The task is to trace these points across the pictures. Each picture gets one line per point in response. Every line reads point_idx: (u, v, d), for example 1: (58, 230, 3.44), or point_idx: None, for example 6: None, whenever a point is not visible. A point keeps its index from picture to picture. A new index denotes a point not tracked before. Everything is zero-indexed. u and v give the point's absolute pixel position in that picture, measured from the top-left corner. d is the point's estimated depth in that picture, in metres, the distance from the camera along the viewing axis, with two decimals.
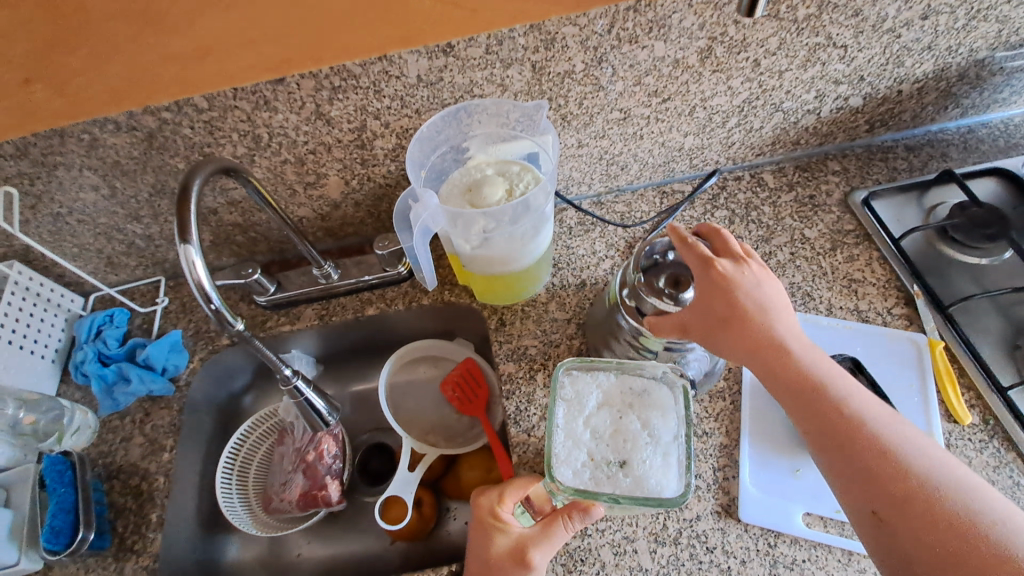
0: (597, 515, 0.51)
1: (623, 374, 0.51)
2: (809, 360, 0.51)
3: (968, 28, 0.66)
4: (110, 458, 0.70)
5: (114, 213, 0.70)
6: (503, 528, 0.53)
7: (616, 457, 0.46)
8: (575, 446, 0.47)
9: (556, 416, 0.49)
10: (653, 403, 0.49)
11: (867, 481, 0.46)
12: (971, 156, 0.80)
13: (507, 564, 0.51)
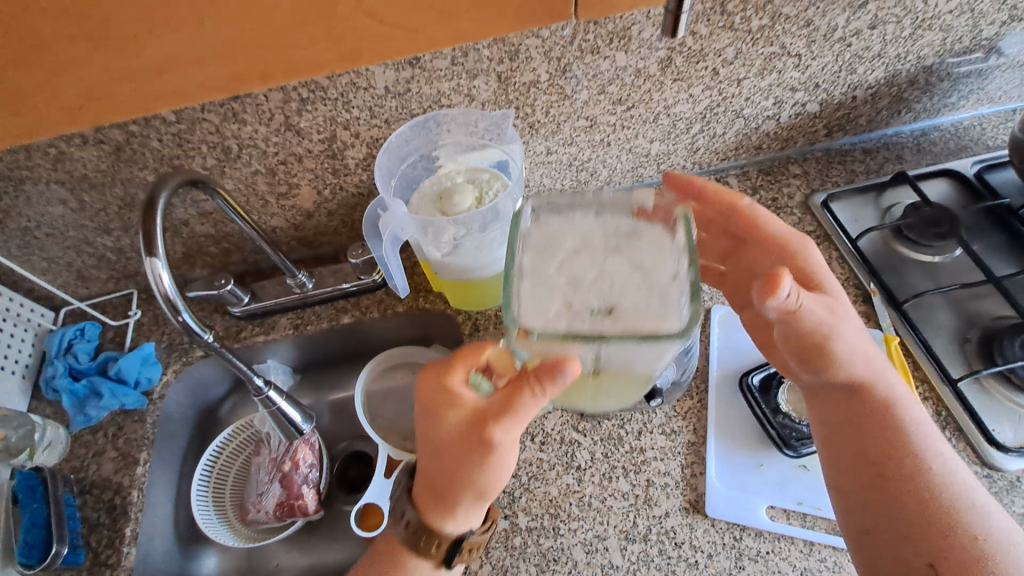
0: (571, 375, 0.40)
1: (603, 215, 0.44)
2: (885, 398, 0.52)
3: (914, 36, 0.69)
4: (82, 474, 0.69)
5: (84, 226, 0.70)
6: (455, 403, 0.48)
7: (600, 303, 0.39)
8: (546, 292, 0.41)
9: (524, 267, 0.42)
10: (641, 245, 0.42)
11: (899, 520, 0.49)
12: (924, 158, 0.84)
13: (460, 433, 0.47)
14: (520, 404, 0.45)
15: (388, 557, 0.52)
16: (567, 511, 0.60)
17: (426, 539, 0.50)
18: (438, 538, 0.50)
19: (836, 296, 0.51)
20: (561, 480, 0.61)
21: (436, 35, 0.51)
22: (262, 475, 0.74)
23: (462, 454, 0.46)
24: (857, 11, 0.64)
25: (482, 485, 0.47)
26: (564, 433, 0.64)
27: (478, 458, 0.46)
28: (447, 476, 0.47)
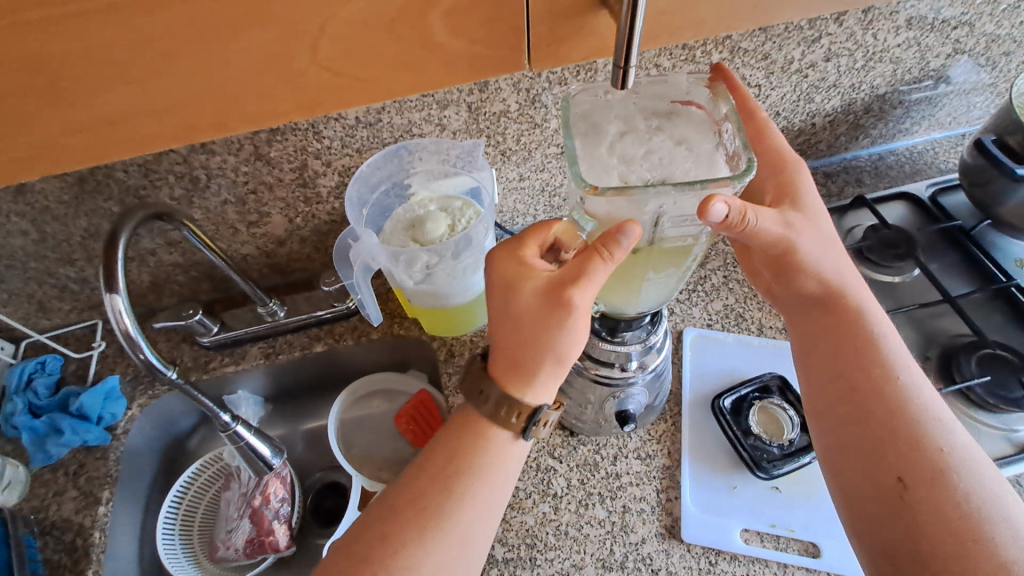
0: (635, 236, 0.41)
1: (640, 102, 0.46)
2: (857, 307, 0.53)
3: (867, 67, 0.73)
4: (40, 515, 0.66)
5: (45, 257, 0.68)
6: (529, 270, 0.47)
7: (656, 171, 0.42)
8: (603, 168, 0.42)
9: (577, 148, 0.43)
10: (681, 123, 0.45)
11: (862, 421, 0.50)
12: (882, 181, 0.87)
13: (538, 305, 0.45)
14: (595, 268, 0.42)
15: (464, 430, 0.49)
16: (544, 541, 0.59)
17: (501, 408, 0.47)
18: (517, 404, 0.47)
19: (810, 209, 0.53)
20: (538, 508, 0.61)
21: (396, 85, 0.32)
22: (233, 511, 0.72)
23: (541, 324, 0.45)
24: (812, 45, 0.67)
25: (561, 344, 0.45)
26: (540, 460, 0.64)
27: (558, 310, 0.44)
28: (525, 351, 0.46)
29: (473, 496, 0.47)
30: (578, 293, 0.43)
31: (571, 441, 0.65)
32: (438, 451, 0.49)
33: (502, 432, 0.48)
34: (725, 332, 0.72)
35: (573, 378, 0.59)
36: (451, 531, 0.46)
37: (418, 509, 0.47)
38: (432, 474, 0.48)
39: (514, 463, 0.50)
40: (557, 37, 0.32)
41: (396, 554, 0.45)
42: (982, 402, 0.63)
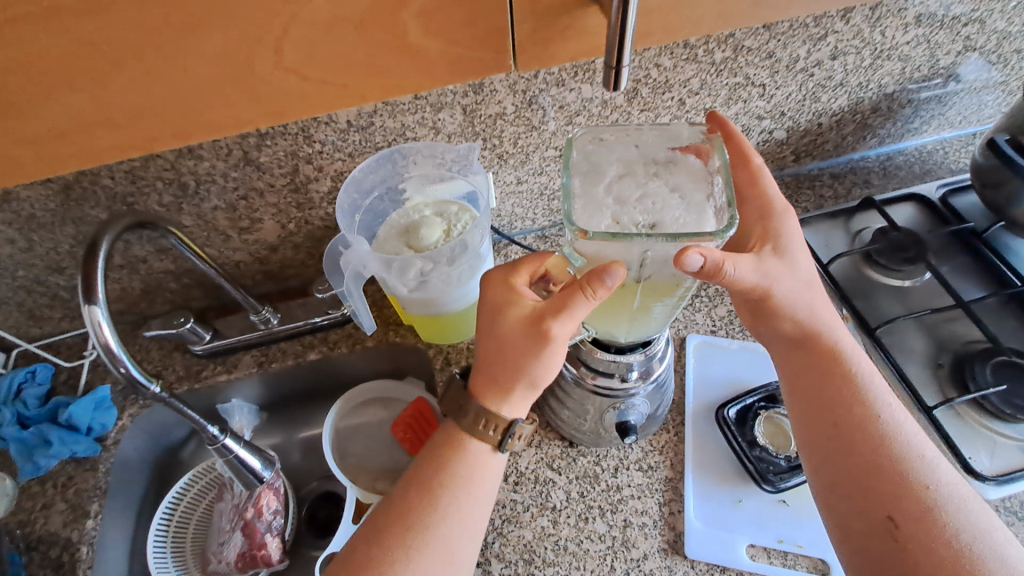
0: (619, 279, 0.39)
1: (642, 147, 0.45)
2: (835, 342, 0.52)
3: (874, 66, 0.71)
4: (29, 528, 0.64)
5: (34, 265, 0.67)
6: (515, 298, 0.46)
7: (647, 218, 0.40)
8: (596, 208, 0.40)
9: (573, 187, 0.42)
10: (680, 170, 0.43)
11: (849, 461, 0.48)
12: (890, 182, 0.85)
13: (519, 334, 0.44)
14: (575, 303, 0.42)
15: (444, 446, 0.48)
16: (542, 556, 0.57)
17: (479, 421, 0.47)
18: (491, 418, 0.46)
19: (790, 251, 0.51)
20: (536, 522, 0.59)
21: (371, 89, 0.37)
22: (225, 522, 0.70)
23: (519, 351, 0.44)
24: (817, 43, 0.65)
25: (536, 371, 0.45)
26: (538, 472, 0.62)
27: (535, 341, 0.43)
28: (503, 375, 0.45)
29: (457, 510, 0.46)
30: (556, 324, 0.43)
31: (570, 452, 0.63)
32: (419, 468, 0.48)
33: (481, 445, 0.47)
34: (729, 339, 0.70)
35: (572, 388, 0.57)
36: (436, 550, 0.45)
37: (401, 527, 0.45)
38: (414, 490, 0.47)
39: (495, 474, 0.49)
40: (541, 39, 0.39)
41: (382, 574, 0.43)
42: (998, 412, 0.61)
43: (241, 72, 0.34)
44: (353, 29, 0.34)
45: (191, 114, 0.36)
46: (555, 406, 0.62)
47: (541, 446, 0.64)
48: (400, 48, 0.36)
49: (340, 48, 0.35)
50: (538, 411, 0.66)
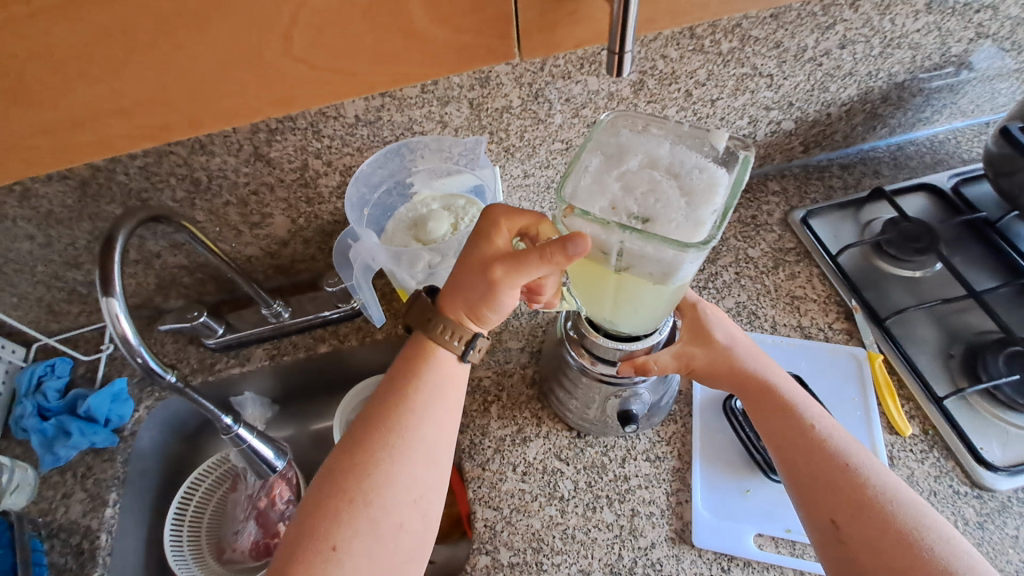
0: (581, 252, 0.37)
1: (678, 145, 0.39)
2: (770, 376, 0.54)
3: (884, 55, 0.70)
4: (50, 517, 0.66)
5: (52, 260, 0.68)
6: (488, 237, 0.47)
7: (642, 211, 0.35)
8: (598, 190, 0.37)
9: (586, 163, 0.39)
10: (705, 169, 0.37)
11: (803, 484, 0.49)
12: (901, 172, 0.84)
13: (476, 277, 0.46)
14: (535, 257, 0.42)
15: (415, 354, 0.50)
16: (551, 545, 0.58)
17: (445, 331, 0.49)
18: (451, 330, 0.49)
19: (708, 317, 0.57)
20: (544, 512, 0.60)
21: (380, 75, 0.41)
22: (239, 513, 0.72)
23: (478, 291, 0.46)
24: (826, 32, 0.65)
25: (495, 307, 0.47)
26: (546, 463, 0.63)
27: (494, 285, 0.45)
28: (463, 303, 0.48)
29: (433, 412, 0.48)
30: (515, 270, 0.44)
31: (578, 443, 0.64)
32: (392, 377, 0.49)
33: (449, 352, 0.49)
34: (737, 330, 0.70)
35: (579, 378, 0.58)
36: (416, 453, 0.47)
37: (382, 432, 0.46)
38: (389, 398, 0.48)
39: (462, 377, 0.51)
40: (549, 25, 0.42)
41: (369, 475, 0.45)
42: (1011, 403, 0.60)
43: (251, 58, 0.37)
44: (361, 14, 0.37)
45: (211, 80, 0.38)
46: (562, 397, 0.62)
47: (549, 436, 0.64)
48: (405, 32, 0.39)
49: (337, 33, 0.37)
50: (545, 402, 0.67)
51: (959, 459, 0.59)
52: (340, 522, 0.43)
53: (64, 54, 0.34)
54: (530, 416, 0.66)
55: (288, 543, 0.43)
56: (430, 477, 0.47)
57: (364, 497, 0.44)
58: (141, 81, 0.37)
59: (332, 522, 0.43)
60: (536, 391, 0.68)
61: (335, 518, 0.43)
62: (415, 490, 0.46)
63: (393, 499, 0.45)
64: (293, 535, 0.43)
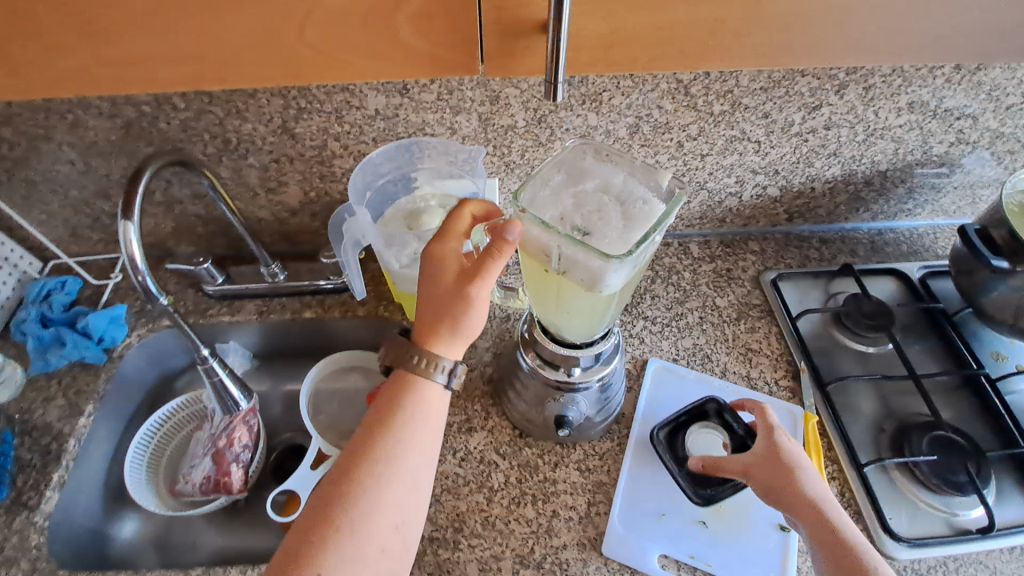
0: (516, 234, 0.44)
1: (632, 177, 0.46)
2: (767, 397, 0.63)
3: (867, 142, 0.75)
4: (27, 415, 0.72)
5: (84, 187, 0.75)
6: (444, 265, 0.50)
7: (582, 226, 0.43)
8: (552, 203, 0.45)
9: (550, 180, 0.47)
10: (645, 201, 0.44)
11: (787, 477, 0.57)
12: (877, 255, 0.88)
13: (454, 297, 0.49)
14: (491, 259, 0.48)
15: (402, 383, 0.51)
16: (471, 528, 0.62)
17: (423, 360, 0.50)
18: (429, 359, 0.50)
19: None
20: (472, 497, 0.64)
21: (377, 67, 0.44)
22: (198, 448, 0.76)
23: (449, 309, 0.49)
24: (813, 112, 0.71)
25: (472, 322, 0.50)
26: (484, 454, 0.67)
27: (465, 300, 0.49)
28: (444, 333, 0.50)
29: (418, 439, 0.50)
30: (478, 279, 0.49)
31: (518, 441, 0.68)
32: (378, 405, 0.51)
33: (436, 381, 0.51)
34: (689, 369, 0.75)
35: (528, 379, 0.63)
36: (400, 481, 0.48)
37: (367, 462, 0.48)
38: (374, 428, 0.49)
39: (446, 399, 0.53)
40: (505, 52, 0.45)
41: (356, 505, 0.46)
42: (926, 481, 0.64)
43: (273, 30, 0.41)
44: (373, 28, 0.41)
45: (232, 27, 0.41)
46: (512, 397, 0.67)
47: (492, 431, 0.69)
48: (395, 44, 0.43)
49: (345, 34, 0.42)
50: (497, 400, 0.71)
51: (867, 524, 0.62)
52: (326, 550, 0.44)
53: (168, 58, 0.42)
54: (480, 410, 0.71)
55: (275, 564, 0.45)
56: (413, 503, 0.49)
57: (350, 528, 0.45)
58: (195, 45, 0.41)
59: (319, 549, 0.44)
60: (491, 388, 0.73)
61: (322, 549, 0.44)
62: (400, 516, 0.48)
63: (379, 528, 0.46)
64: (280, 559, 0.45)
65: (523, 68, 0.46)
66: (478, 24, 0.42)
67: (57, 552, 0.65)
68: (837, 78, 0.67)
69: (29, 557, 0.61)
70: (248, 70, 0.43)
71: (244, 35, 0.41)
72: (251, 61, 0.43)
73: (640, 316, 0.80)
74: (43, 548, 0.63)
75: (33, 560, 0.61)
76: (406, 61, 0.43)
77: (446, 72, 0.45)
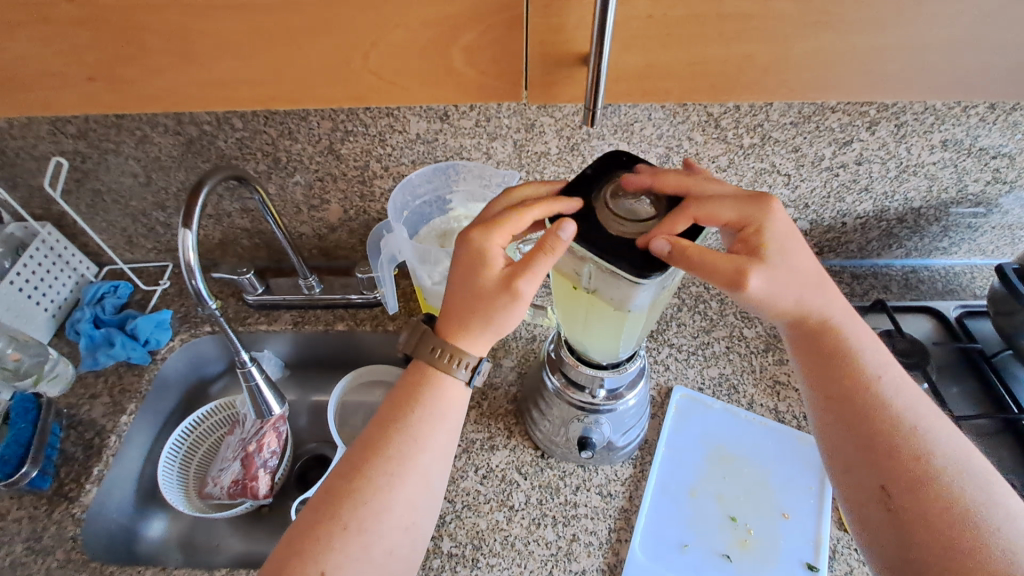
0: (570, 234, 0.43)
1: None
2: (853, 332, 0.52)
3: (900, 178, 0.76)
4: (74, 410, 0.75)
5: (144, 198, 0.81)
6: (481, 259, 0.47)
7: None
8: None
9: None
10: None
11: (868, 447, 0.48)
12: (910, 292, 0.86)
13: (491, 290, 0.47)
14: (537, 254, 0.45)
15: (418, 378, 0.51)
16: (490, 546, 0.62)
17: (443, 354, 0.50)
18: (451, 353, 0.50)
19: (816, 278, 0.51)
20: (492, 515, 0.64)
21: (423, 94, 0.48)
22: (228, 453, 0.78)
23: (487, 302, 0.48)
24: (843, 147, 0.71)
25: (506, 317, 0.48)
26: (506, 472, 0.68)
27: (509, 294, 0.47)
28: (477, 324, 0.49)
29: (430, 442, 0.50)
30: (524, 273, 0.46)
31: (539, 462, 0.68)
32: (392, 400, 0.51)
33: (455, 377, 0.51)
34: (714, 398, 0.74)
35: (553, 398, 0.63)
36: (407, 482, 0.49)
37: (378, 458, 0.48)
38: (388, 423, 0.50)
39: (463, 400, 0.52)
40: (548, 81, 0.47)
41: (364, 504, 0.47)
42: None
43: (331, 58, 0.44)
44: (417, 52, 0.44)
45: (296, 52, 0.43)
46: (536, 417, 0.67)
47: (514, 449, 0.69)
48: (445, 69, 0.46)
49: (403, 62, 0.45)
50: (520, 419, 0.72)
51: None
52: (332, 547, 0.45)
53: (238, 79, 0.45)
54: (503, 428, 0.71)
55: (282, 547, 0.47)
56: (416, 506, 0.49)
57: (355, 523, 0.46)
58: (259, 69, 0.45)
59: (324, 542, 0.45)
60: (514, 407, 0.73)
61: (327, 540, 0.45)
62: (408, 516, 0.49)
63: (381, 528, 0.47)
64: (287, 544, 0.47)
65: (565, 95, 0.48)
66: (524, 55, 0.45)
67: (91, 545, 0.67)
68: (868, 115, 0.68)
69: (65, 547, 0.64)
70: (312, 93, 0.46)
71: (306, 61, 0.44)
72: (313, 86, 0.46)
73: (666, 343, 0.80)
74: (78, 540, 0.65)
75: (69, 550, 0.63)
76: (457, 86, 0.47)
77: (495, 99, 0.48)
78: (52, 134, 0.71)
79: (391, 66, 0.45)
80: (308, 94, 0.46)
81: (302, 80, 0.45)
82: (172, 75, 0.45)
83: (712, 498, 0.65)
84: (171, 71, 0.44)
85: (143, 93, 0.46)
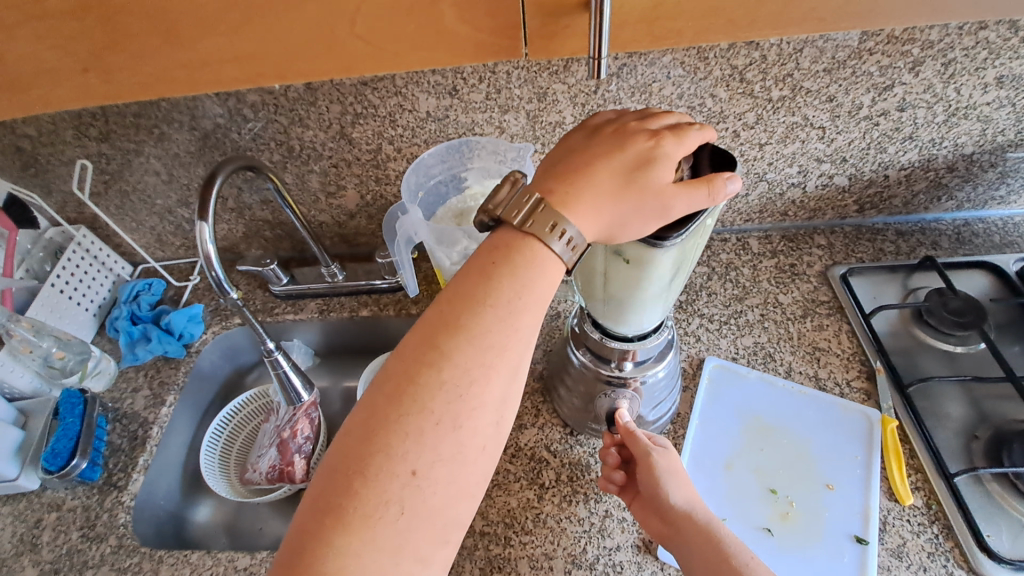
0: (731, 187, 0.42)
1: None
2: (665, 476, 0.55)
3: (948, 123, 0.69)
4: (118, 403, 0.78)
5: (169, 196, 0.82)
6: (618, 151, 0.43)
7: None
8: None
9: None
10: None
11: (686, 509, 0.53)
12: (963, 247, 0.80)
13: (621, 186, 0.42)
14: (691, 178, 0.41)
15: (496, 257, 0.41)
16: (522, 524, 0.61)
17: (548, 222, 0.41)
18: (555, 222, 0.41)
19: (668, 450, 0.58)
20: (523, 493, 0.63)
21: (414, 59, 0.47)
22: (264, 439, 0.80)
23: (629, 200, 0.42)
24: (883, 92, 0.66)
25: (638, 226, 0.42)
26: (535, 450, 0.67)
27: (658, 204, 0.41)
28: (607, 215, 0.42)
29: (515, 337, 0.41)
30: (667, 185, 0.41)
31: (569, 439, 0.67)
32: (456, 291, 0.41)
33: (551, 251, 0.41)
34: (749, 367, 0.71)
35: (579, 374, 0.62)
36: (486, 391, 0.39)
37: (444, 363, 0.38)
38: (453, 319, 0.40)
39: (549, 291, 0.42)
40: (548, 33, 0.46)
41: (429, 411, 0.37)
42: None
43: (323, 30, 0.43)
44: (407, 8, 0.43)
45: (285, 26, 0.43)
46: (563, 394, 0.66)
47: (543, 428, 0.69)
48: (437, 29, 0.45)
49: (391, 25, 0.44)
50: (547, 397, 0.71)
51: (960, 541, 0.56)
52: (394, 456, 0.36)
53: (234, 57, 0.45)
54: (530, 407, 0.71)
55: (325, 478, 0.37)
56: (494, 422, 0.40)
57: (429, 433, 0.37)
58: (249, 44, 0.44)
59: (383, 456, 0.36)
60: (541, 386, 0.73)
61: (396, 459, 0.36)
62: (483, 432, 0.39)
63: (461, 447, 0.38)
64: (333, 470, 0.37)
65: (566, 47, 0.48)
66: (520, 8, 0.44)
67: (140, 531, 0.70)
68: (911, 55, 0.62)
69: (117, 534, 0.66)
70: (302, 64, 0.46)
71: (297, 32, 0.43)
72: (300, 57, 0.45)
73: (696, 314, 0.77)
74: (128, 527, 0.68)
75: (121, 536, 0.66)
76: (452, 49, 0.46)
77: (493, 57, 0.47)
78: (77, 138, 0.73)
79: (380, 30, 0.44)
80: (298, 71, 0.46)
81: (295, 50, 0.45)
82: (168, 59, 0.44)
83: (749, 471, 0.63)
84: (164, 54, 0.44)
85: (144, 81, 0.46)
